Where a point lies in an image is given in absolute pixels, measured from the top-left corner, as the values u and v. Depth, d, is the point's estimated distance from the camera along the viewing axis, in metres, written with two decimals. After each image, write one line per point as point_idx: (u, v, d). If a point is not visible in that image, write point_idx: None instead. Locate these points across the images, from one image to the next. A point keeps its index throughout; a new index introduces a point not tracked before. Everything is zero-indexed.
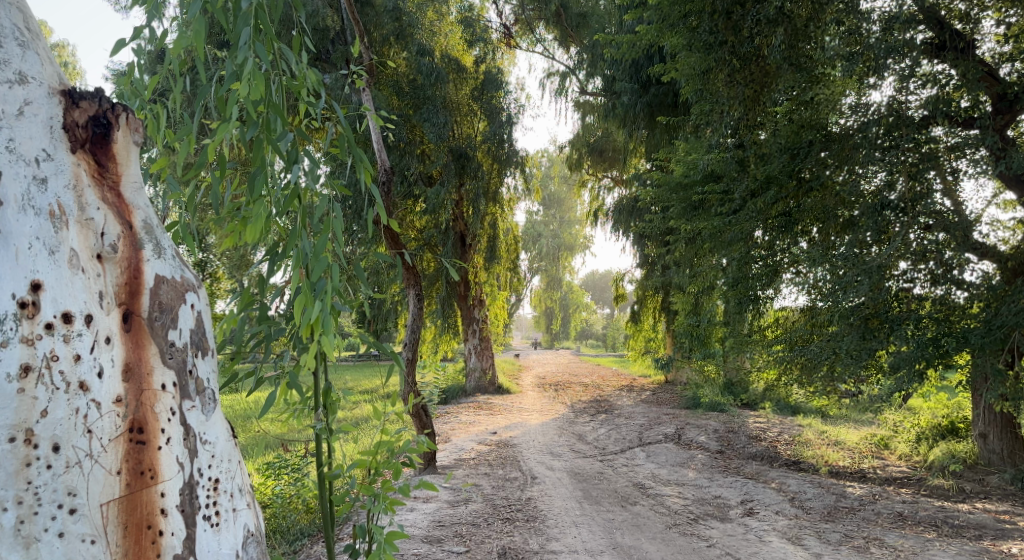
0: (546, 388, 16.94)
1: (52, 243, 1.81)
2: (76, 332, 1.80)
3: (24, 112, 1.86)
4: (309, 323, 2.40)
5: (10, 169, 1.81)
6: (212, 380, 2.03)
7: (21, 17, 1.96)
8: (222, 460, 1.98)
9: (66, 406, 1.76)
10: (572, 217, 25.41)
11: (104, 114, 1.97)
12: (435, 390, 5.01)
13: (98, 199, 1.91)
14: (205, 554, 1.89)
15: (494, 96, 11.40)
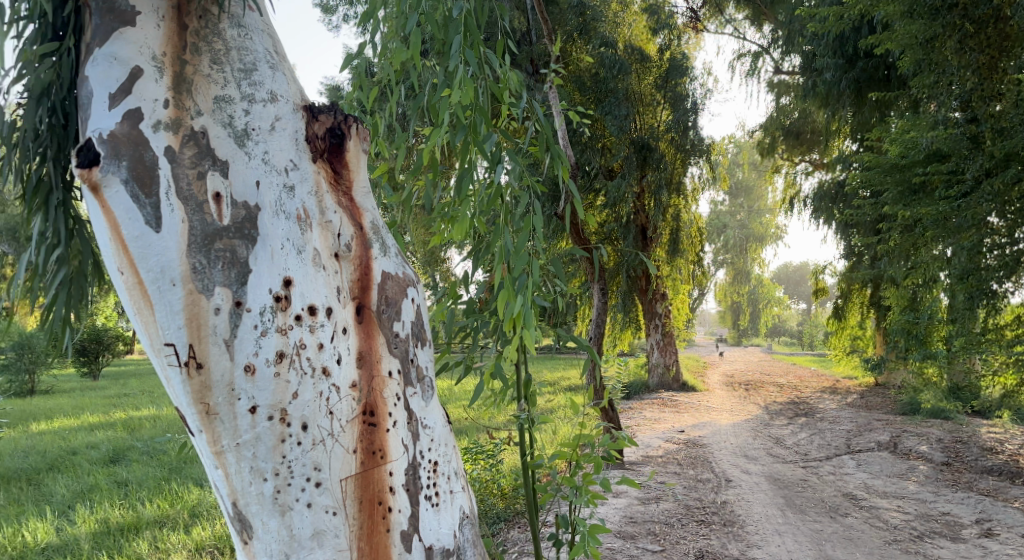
0: (737, 388, 16.23)
1: (300, 243, 2.01)
2: (319, 322, 1.98)
3: (275, 127, 2.07)
4: (512, 318, 2.46)
5: (266, 177, 2.02)
6: (430, 369, 2.20)
7: (272, 43, 2.20)
8: (440, 444, 2.14)
9: (313, 389, 1.94)
10: (763, 206, 24.11)
11: (339, 125, 2.19)
12: (618, 385, 4.94)
13: (335, 203, 2.13)
14: (428, 531, 2.03)
15: (680, 83, 11.11)
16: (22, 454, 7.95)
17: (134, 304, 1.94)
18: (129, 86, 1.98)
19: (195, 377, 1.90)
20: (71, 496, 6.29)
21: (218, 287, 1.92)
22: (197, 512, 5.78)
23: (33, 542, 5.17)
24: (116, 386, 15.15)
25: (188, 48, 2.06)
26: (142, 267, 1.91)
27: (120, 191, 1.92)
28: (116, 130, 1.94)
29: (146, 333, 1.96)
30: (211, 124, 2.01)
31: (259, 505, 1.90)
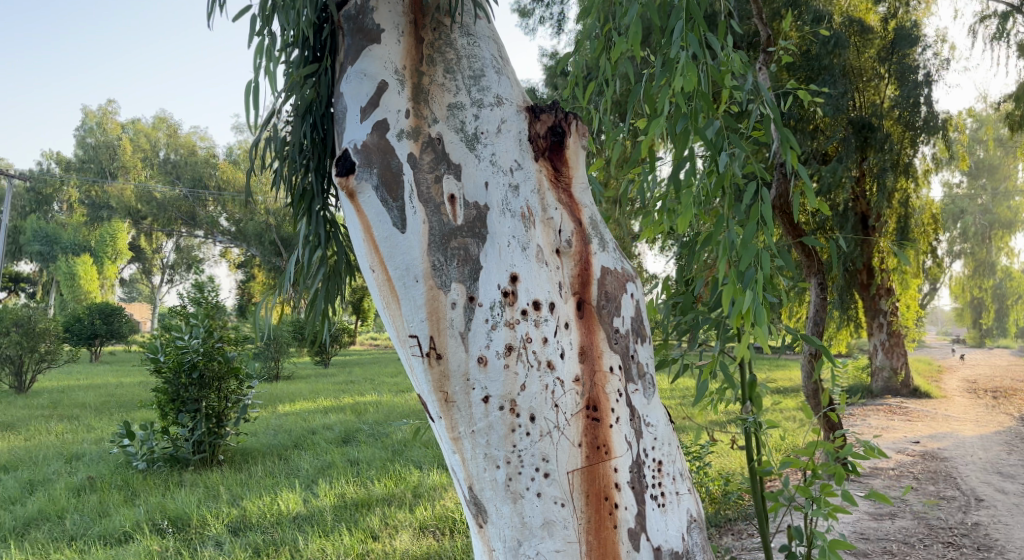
0: (982, 395, 14.36)
1: (525, 240, 2.07)
2: (543, 317, 2.03)
3: (502, 129, 2.16)
4: (739, 314, 2.34)
5: (494, 178, 2.11)
6: (651, 366, 2.18)
7: (497, 48, 2.33)
8: (663, 443, 2.12)
9: (539, 382, 1.99)
10: (1011, 188, 21.14)
11: (560, 123, 2.23)
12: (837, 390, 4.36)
13: (556, 200, 2.17)
14: (655, 531, 2.01)
15: (909, 54, 10.06)
16: (273, 432, 9.02)
17: (383, 297, 2.11)
18: (377, 100, 2.16)
19: (435, 367, 2.03)
20: (313, 471, 7.03)
21: (454, 284, 2.03)
22: (419, 493, 6.20)
23: (285, 511, 5.84)
24: (344, 374, 16.70)
25: (424, 59, 2.22)
26: (389, 265, 2.08)
27: (371, 196, 2.09)
28: (367, 140, 2.12)
29: (393, 325, 2.13)
30: (446, 130, 2.15)
31: (493, 491, 1.99)
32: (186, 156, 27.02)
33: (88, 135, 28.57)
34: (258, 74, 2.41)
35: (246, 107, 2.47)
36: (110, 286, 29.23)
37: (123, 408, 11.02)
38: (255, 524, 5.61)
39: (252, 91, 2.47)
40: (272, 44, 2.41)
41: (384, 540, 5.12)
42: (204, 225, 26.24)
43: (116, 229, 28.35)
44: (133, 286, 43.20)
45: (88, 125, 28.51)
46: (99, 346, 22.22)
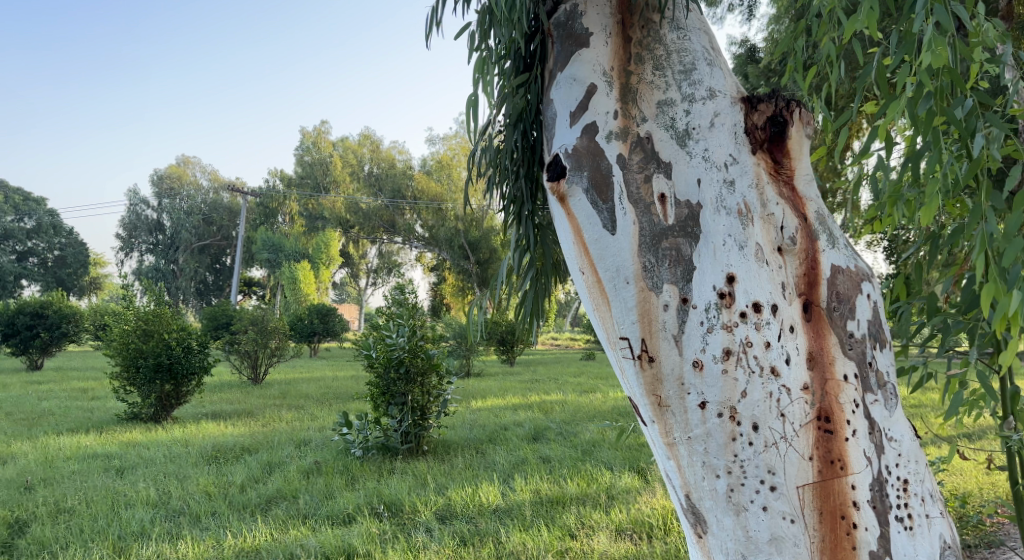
0: None
1: (743, 239, 1.97)
2: (765, 320, 1.91)
3: (715, 123, 2.09)
4: (1003, 316, 2.05)
5: (707, 175, 2.03)
6: (891, 374, 1.99)
7: (708, 40, 2.27)
8: (909, 460, 1.93)
9: (762, 389, 1.88)
10: None
11: (780, 112, 2.12)
12: None
13: (777, 195, 2.05)
14: (901, 557, 1.83)
15: None
16: (470, 426, 9.42)
17: (593, 300, 2.10)
18: (586, 103, 2.16)
19: (647, 370, 1.98)
20: (509, 466, 7.24)
21: (667, 285, 1.97)
22: (613, 495, 6.16)
23: (486, 503, 6.06)
24: (531, 373, 17.06)
25: (632, 58, 2.19)
26: (599, 267, 2.07)
27: (581, 199, 2.09)
28: (577, 144, 2.12)
29: (603, 328, 2.12)
30: (656, 128, 2.10)
31: (713, 501, 1.91)
32: (386, 168, 28.89)
33: (305, 153, 31.59)
34: (477, 88, 2.54)
35: (466, 119, 2.61)
36: (325, 288, 31.96)
37: (338, 400, 12.05)
38: (459, 514, 5.88)
39: (470, 104, 2.61)
40: (490, 57, 2.53)
41: (582, 539, 5.14)
42: (403, 231, 27.96)
43: (329, 238, 31.00)
44: (340, 289, 47.12)
45: (305, 144, 31.48)
46: (319, 341, 24.33)
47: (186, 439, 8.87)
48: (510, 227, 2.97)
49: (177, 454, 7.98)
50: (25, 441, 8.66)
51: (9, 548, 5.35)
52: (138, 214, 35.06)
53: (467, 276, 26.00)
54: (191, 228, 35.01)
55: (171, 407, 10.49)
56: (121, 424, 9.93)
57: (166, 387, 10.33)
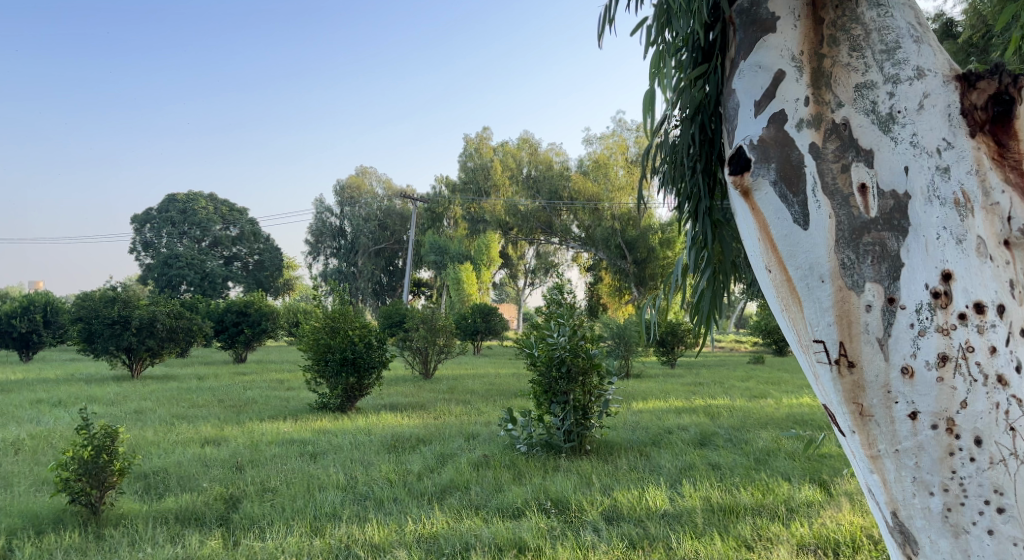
0: None
1: (961, 232, 1.79)
2: (989, 323, 1.73)
3: (925, 104, 1.91)
4: None
5: (917, 161, 1.86)
6: None
7: (915, 15, 2.07)
8: None
9: (987, 400, 1.72)
10: None
11: (1007, 88, 1.88)
12: None
13: (1002, 181, 1.84)
14: None
15: None
16: (633, 427, 9.32)
17: (781, 299, 1.99)
18: (773, 91, 2.05)
19: (846, 377, 1.86)
20: (676, 470, 7.06)
21: (868, 283, 1.83)
22: (793, 508, 5.81)
23: (654, 507, 5.96)
24: (694, 375, 16.59)
25: (825, 40, 2.04)
26: (789, 264, 1.96)
27: (769, 193, 1.99)
28: (763, 134, 2.03)
29: (793, 331, 2.00)
30: (855, 113, 1.95)
31: (926, 521, 1.78)
32: (544, 171, 29.84)
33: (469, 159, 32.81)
34: (654, 83, 2.55)
35: (642, 115, 2.64)
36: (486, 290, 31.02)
37: (503, 396, 12.36)
38: (626, 515, 5.83)
39: (648, 100, 2.64)
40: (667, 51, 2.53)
41: (760, 552, 4.89)
42: (559, 233, 28.59)
43: (489, 239, 30.80)
44: (502, 289, 48.26)
45: (468, 151, 32.73)
46: (480, 340, 25.42)
47: (368, 428, 9.50)
48: (685, 223, 2.95)
49: (360, 442, 8.56)
50: (233, 426, 9.67)
51: (227, 521, 6.00)
52: (323, 221, 38.02)
53: (624, 276, 26.49)
54: (368, 232, 37.38)
55: (356, 398, 11.18)
56: (313, 413, 10.74)
57: (351, 379, 11.03)
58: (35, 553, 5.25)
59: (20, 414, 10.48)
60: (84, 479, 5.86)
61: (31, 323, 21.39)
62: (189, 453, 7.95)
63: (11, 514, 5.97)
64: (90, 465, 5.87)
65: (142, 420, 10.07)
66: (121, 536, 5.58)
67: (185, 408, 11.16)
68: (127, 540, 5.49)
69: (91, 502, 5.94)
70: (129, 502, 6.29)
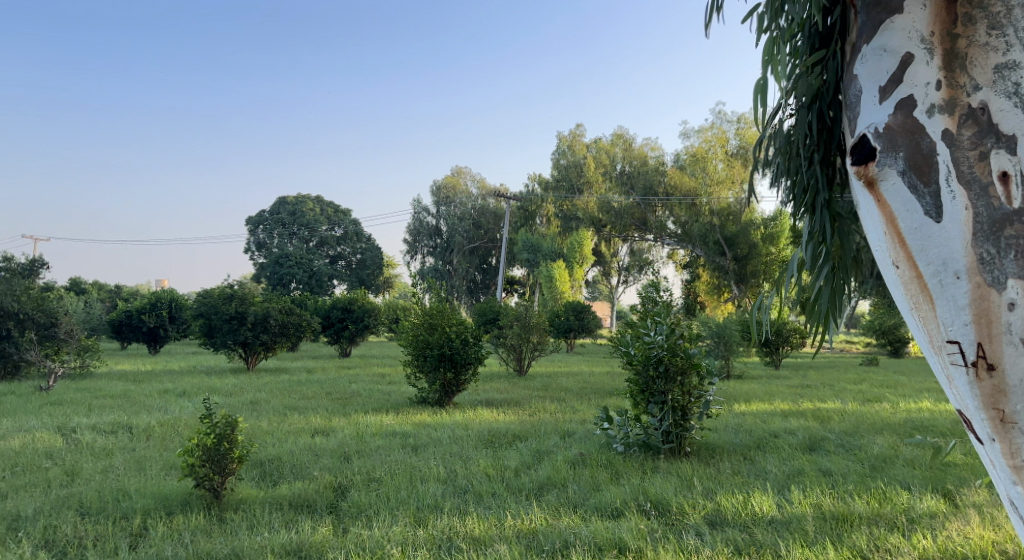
0: None
1: None
2: None
3: None
4: None
5: None
6: None
7: None
8: None
9: None
10: None
11: None
12: None
13: None
14: None
15: None
16: (736, 430, 9.02)
17: (913, 297, 2.28)
18: (902, 75, 2.33)
19: (987, 380, 2.14)
20: (784, 476, 6.79)
21: (1011, 281, 2.09)
22: (914, 519, 5.48)
23: (760, 512, 5.76)
24: (799, 377, 15.90)
25: (959, 20, 2.29)
26: (922, 260, 2.24)
27: (901, 183, 2.28)
28: (893, 122, 2.32)
29: (924, 327, 2.29)
30: (992, 96, 2.20)
31: None
32: (639, 167, 29.48)
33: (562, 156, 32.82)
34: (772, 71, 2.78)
35: (755, 106, 2.87)
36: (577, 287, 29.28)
37: (598, 395, 12.26)
38: (731, 520, 5.67)
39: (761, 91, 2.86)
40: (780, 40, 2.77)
41: None
42: (654, 230, 28.24)
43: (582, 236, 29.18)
44: (595, 287, 47.84)
45: (561, 148, 32.73)
46: (573, 338, 25.37)
47: (466, 423, 9.65)
48: (798, 218, 3.15)
49: (459, 436, 8.70)
50: (341, 417, 10.05)
51: (336, 509, 6.24)
52: (420, 221, 38.83)
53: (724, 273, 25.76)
54: (463, 231, 37.87)
55: (454, 393, 11.40)
56: (413, 407, 11.04)
57: (449, 375, 11.23)
58: (166, 533, 5.63)
59: (149, 402, 11.27)
60: (207, 465, 6.23)
61: (158, 318, 22.96)
62: (300, 442, 8.32)
63: (144, 496, 6.43)
64: (213, 452, 6.23)
65: (257, 410, 10.62)
66: (240, 519, 5.91)
67: (295, 399, 11.69)
68: (247, 524, 5.81)
69: (214, 487, 6.31)
70: (247, 488, 6.65)
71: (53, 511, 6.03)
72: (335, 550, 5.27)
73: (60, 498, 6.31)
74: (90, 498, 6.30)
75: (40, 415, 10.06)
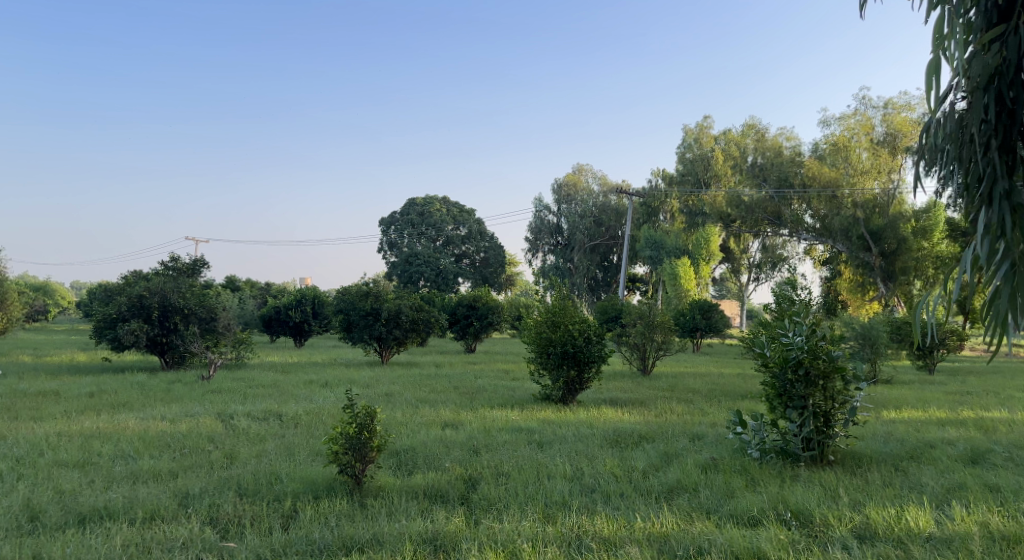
0: None
1: None
2: None
3: None
4: None
5: None
6: None
7: None
8: None
9: None
10: None
11: None
12: None
13: None
14: None
15: None
16: (884, 439, 8.40)
17: None
18: None
19: None
20: (942, 490, 6.28)
21: None
22: None
23: (916, 528, 5.36)
24: (956, 383, 14.61)
25: None
26: None
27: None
28: None
29: None
30: None
31: None
32: (772, 158, 28.17)
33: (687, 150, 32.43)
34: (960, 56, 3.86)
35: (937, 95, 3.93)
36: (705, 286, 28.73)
37: (730, 397, 11.83)
38: (882, 536, 5.31)
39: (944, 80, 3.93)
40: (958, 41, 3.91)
41: None
42: (789, 224, 26.89)
43: (710, 232, 28.47)
44: (723, 286, 46.27)
45: (687, 142, 32.17)
46: (700, 338, 24.63)
47: (592, 422, 9.58)
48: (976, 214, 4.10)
49: (585, 434, 8.65)
50: (468, 411, 10.27)
51: (468, 501, 6.38)
52: (542, 219, 38.97)
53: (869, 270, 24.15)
54: (583, 229, 37.33)
55: (577, 391, 11.41)
56: (538, 404, 11.14)
57: (572, 373, 11.26)
58: (314, 515, 5.98)
59: (296, 392, 12.03)
60: (349, 452, 6.55)
61: (301, 314, 24.42)
62: (432, 434, 8.59)
63: (293, 480, 6.86)
64: (354, 440, 6.53)
65: (391, 402, 11.07)
66: (380, 506, 6.18)
67: (426, 393, 12.07)
68: (386, 510, 6.07)
69: (355, 474, 6.62)
70: (385, 476, 6.94)
71: (216, 491, 6.56)
72: (469, 542, 5.40)
73: (221, 478, 6.86)
74: (247, 480, 6.80)
75: (202, 403, 10.96)
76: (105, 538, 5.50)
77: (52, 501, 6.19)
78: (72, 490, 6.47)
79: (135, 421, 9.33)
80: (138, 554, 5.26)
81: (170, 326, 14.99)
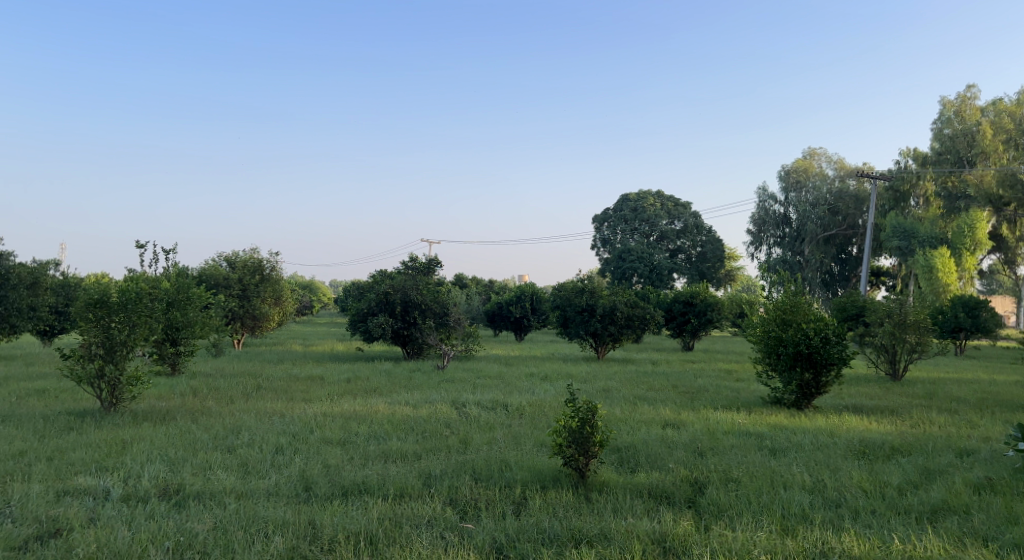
0: None
1: None
2: None
3: None
4: None
5: None
6: None
7: None
8: None
9: None
10: None
11: None
12: None
13: None
14: None
15: None
16: None
17: None
18: None
19: None
20: None
21: None
22: None
23: None
24: None
25: None
26: None
27: None
28: None
29: None
30: None
31: None
32: None
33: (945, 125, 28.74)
34: None
35: None
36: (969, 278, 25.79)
37: (1005, 409, 10.22)
38: None
39: None
40: None
41: None
42: None
43: (975, 218, 25.15)
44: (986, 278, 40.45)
45: (946, 116, 28.52)
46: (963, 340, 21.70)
47: (831, 429, 8.81)
48: None
49: (823, 442, 7.98)
50: (691, 411, 9.96)
51: (695, 505, 6.16)
52: (767, 210, 36.70)
53: None
54: (816, 219, 34.55)
55: (813, 396, 10.55)
56: (767, 407, 10.48)
57: (805, 375, 10.48)
58: (543, 505, 6.12)
59: (520, 384, 12.49)
60: (573, 446, 6.64)
61: (523, 309, 25.29)
62: (654, 433, 8.43)
63: (522, 468, 7.09)
64: (578, 434, 6.60)
65: (611, 398, 11.08)
66: (605, 502, 6.18)
67: (647, 390, 11.92)
68: (612, 507, 6.05)
69: (579, 468, 6.69)
70: (609, 472, 6.93)
71: (454, 474, 6.98)
72: (700, 547, 5.22)
73: (458, 462, 7.28)
74: (481, 465, 7.16)
75: (438, 391, 11.79)
76: (364, 511, 6.08)
77: (320, 473, 6.98)
78: (336, 465, 7.24)
79: (383, 405, 10.27)
80: (391, 528, 5.74)
81: (411, 320, 16.30)
